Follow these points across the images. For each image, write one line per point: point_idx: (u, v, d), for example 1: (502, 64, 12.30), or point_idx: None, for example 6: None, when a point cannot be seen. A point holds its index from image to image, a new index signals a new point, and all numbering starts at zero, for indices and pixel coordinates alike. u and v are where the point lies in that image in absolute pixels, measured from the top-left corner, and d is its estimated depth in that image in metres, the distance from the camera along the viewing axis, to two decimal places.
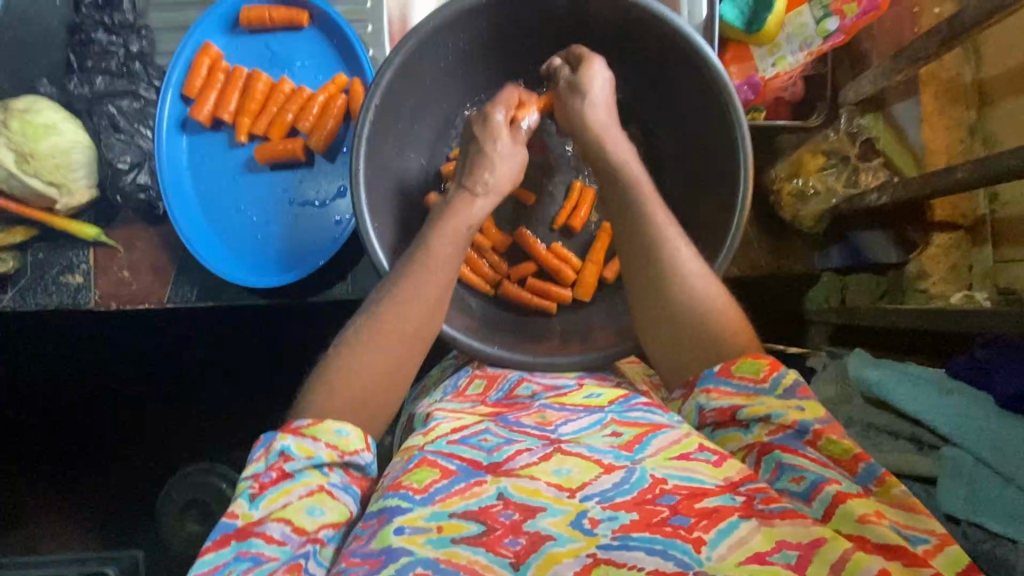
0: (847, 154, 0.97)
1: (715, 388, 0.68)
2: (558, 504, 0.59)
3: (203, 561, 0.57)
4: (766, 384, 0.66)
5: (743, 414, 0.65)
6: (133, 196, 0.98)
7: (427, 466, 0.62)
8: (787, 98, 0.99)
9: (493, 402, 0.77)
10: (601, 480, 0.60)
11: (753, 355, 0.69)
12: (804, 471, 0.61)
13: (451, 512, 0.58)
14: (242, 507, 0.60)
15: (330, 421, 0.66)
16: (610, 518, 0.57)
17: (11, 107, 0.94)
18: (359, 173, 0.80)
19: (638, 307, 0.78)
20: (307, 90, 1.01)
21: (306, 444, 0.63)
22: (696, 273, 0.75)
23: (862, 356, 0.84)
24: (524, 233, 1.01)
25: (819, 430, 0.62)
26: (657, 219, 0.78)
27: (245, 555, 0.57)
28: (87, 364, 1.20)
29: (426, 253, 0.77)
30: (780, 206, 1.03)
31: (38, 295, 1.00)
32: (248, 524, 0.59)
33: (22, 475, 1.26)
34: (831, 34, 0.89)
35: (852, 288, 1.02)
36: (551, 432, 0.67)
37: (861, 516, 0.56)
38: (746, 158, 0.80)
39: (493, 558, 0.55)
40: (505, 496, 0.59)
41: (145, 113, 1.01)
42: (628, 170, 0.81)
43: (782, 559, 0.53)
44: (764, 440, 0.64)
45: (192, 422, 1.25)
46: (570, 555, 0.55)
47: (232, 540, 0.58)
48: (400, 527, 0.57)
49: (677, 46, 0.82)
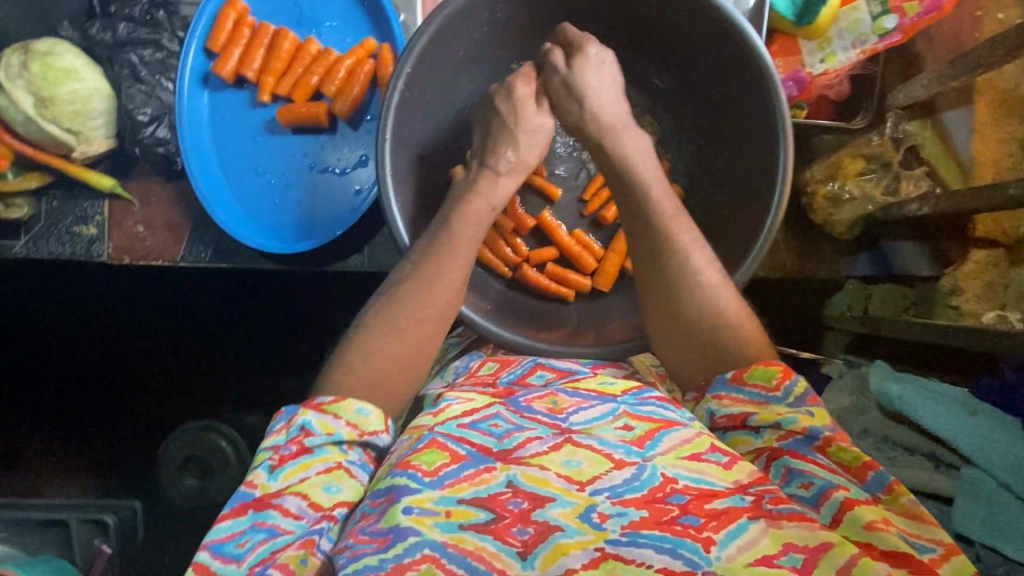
0: (889, 161, 0.92)
1: (727, 394, 0.67)
2: (567, 496, 0.58)
3: (220, 527, 0.58)
4: (778, 393, 0.65)
5: (753, 420, 0.65)
6: (152, 150, 0.95)
7: (437, 448, 0.62)
8: (831, 96, 0.93)
9: (503, 385, 0.76)
10: (611, 475, 0.59)
11: (764, 362, 0.67)
12: (813, 477, 0.60)
13: (460, 498, 0.58)
14: (262, 477, 0.60)
15: (352, 400, 0.65)
16: (618, 514, 0.56)
17: (32, 48, 0.90)
18: (384, 144, 0.77)
19: (645, 292, 0.75)
20: (334, 53, 0.98)
21: (327, 420, 0.63)
22: (721, 277, 0.72)
23: (881, 369, 0.81)
24: (548, 216, 0.98)
25: (828, 437, 0.61)
26: (672, 225, 0.73)
27: (261, 526, 0.58)
28: (102, 312, 1.19)
29: (451, 238, 0.76)
30: (811, 209, 0.96)
31: (51, 244, 0.99)
32: (266, 495, 0.59)
33: (34, 419, 1.27)
34: (888, 33, 0.85)
35: (877, 298, 0.97)
36: (562, 422, 0.67)
37: (869, 523, 0.55)
38: (786, 154, 0.77)
39: (500, 547, 0.54)
40: (514, 484, 0.59)
41: (168, 64, 0.97)
42: (637, 167, 0.75)
43: (788, 563, 0.53)
44: (775, 445, 0.64)
45: (202, 381, 1.25)
46: (578, 546, 0.54)
47: (249, 509, 0.59)
48: (408, 506, 0.56)
49: (725, 33, 0.78)
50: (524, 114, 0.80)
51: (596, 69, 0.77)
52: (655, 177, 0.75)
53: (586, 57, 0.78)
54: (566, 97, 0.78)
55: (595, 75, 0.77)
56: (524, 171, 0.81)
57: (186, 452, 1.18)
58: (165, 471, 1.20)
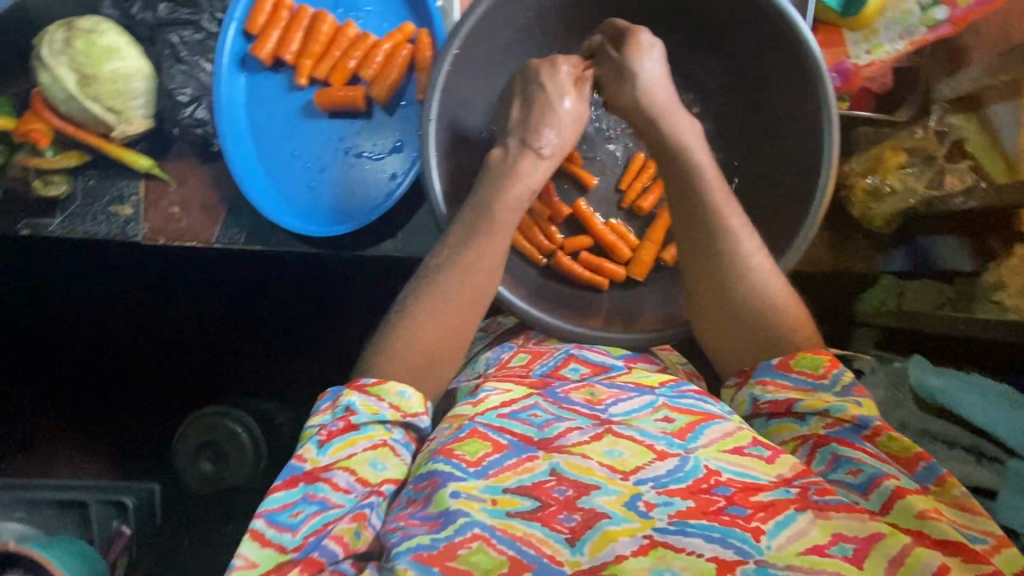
0: (934, 153, 0.90)
1: (772, 379, 0.67)
2: (612, 484, 0.57)
3: (273, 498, 0.58)
4: (824, 380, 0.65)
5: (799, 407, 0.65)
6: (191, 130, 0.96)
7: (479, 438, 0.62)
8: (874, 88, 0.92)
9: (537, 376, 0.75)
10: (655, 466, 0.59)
11: (812, 350, 0.68)
12: (862, 464, 0.59)
13: (505, 487, 0.57)
14: (311, 452, 0.61)
15: (393, 383, 0.66)
16: (664, 504, 0.56)
17: (76, 26, 0.90)
18: (428, 125, 0.79)
19: (688, 273, 0.75)
20: (372, 38, 0.98)
21: (370, 402, 0.64)
22: (766, 265, 0.72)
23: (921, 360, 0.82)
24: (583, 206, 0.98)
25: (877, 427, 0.61)
26: (720, 207, 0.73)
27: (313, 498, 0.58)
28: (134, 292, 1.20)
29: (495, 225, 0.75)
30: (849, 202, 0.98)
31: (87, 223, 0.99)
32: (316, 469, 0.60)
33: (61, 398, 1.27)
34: (938, 23, 0.85)
35: (912, 294, 0.96)
36: (602, 413, 0.67)
37: (920, 511, 0.54)
38: (831, 144, 0.76)
39: (548, 533, 0.54)
40: (558, 472, 0.59)
41: (206, 45, 0.97)
42: (689, 153, 0.75)
43: (840, 552, 0.52)
44: (821, 432, 0.63)
45: (232, 363, 1.26)
46: (627, 533, 0.53)
47: (300, 482, 0.59)
48: (455, 491, 0.56)
49: (773, 23, 0.78)
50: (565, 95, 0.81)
51: (652, 57, 0.78)
52: (707, 158, 0.76)
53: (645, 44, 0.79)
54: (618, 80, 0.79)
55: (650, 62, 0.78)
56: (562, 154, 0.81)
57: (202, 437, 1.18)
58: (182, 459, 1.20)
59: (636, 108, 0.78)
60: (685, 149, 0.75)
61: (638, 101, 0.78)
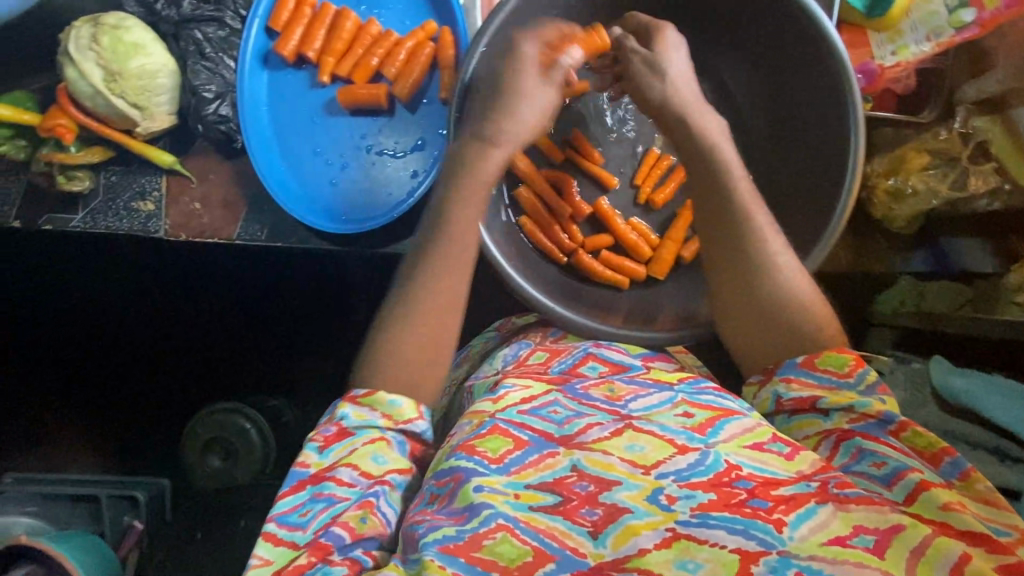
0: (957, 155, 0.90)
1: (796, 378, 0.67)
2: (633, 479, 0.57)
3: (282, 503, 0.59)
4: (850, 379, 0.64)
5: (823, 403, 0.64)
6: (214, 127, 0.96)
7: (500, 434, 0.62)
8: (897, 89, 0.92)
9: (556, 373, 0.75)
10: (676, 459, 0.58)
11: (837, 349, 0.67)
12: (886, 457, 0.59)
13: (527, 483, 0.57)
14: (314, 455, 0.62)
15: (385, 392, 0.65)
16: (686, 497, 0.55)
17: (101, 21, 0.91)
18: (456, 121, 0.79)
19: (712, 276, 0.77)
20: (395, 35, 0.99)
21: (362, 411, 0.64)
22: (794, 267, 0.72)
23: (941, 362, 0.84)
24: (605, 204, 0.99)
25: (902, 422, 0.61)
26: (751, 207, 0.74)
27: (320, 496, 0.59)
28: (154, 287, 1.21)
29: (458, 230, 0.73)
30: (871, 204, 0.96)
31: (108, 219, 0.99)
32: (319, 471, 0.61)
33: (78, 392, 1.28)
34: (965, 26, 0.84)
35: (931, 295, 0.96)
36: (621, 408, 0.66)
37: (945, 503, 0.53)
38: (858, 144, 0.76)
39: (570, 526, 0.53)
40: (579, 468, 0.58)
41: (229, 42, 0.98)
42: (720, 151, 0.77)
43: (861, 543, 0.50)
44: (844, 427, 0.63)
45: (251, 358, 1.27)
46: (648, 527, 0.53)
47: (306, 484, 0.60)
48: (479, 485, 0.56)
49: (799, 23, 0.78)
50: (527, 69, 0.77)
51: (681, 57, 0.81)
52: (732, 158, 0.77)
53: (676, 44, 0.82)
54: (648, 75, 0.81)
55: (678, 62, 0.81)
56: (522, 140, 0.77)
57: (212, 433, 1.20)
58: (189, 453, 1.22)
59: (664, 102, 0.80)
60: (715, 144, 0.77)
61: (666, 95, 0.80)
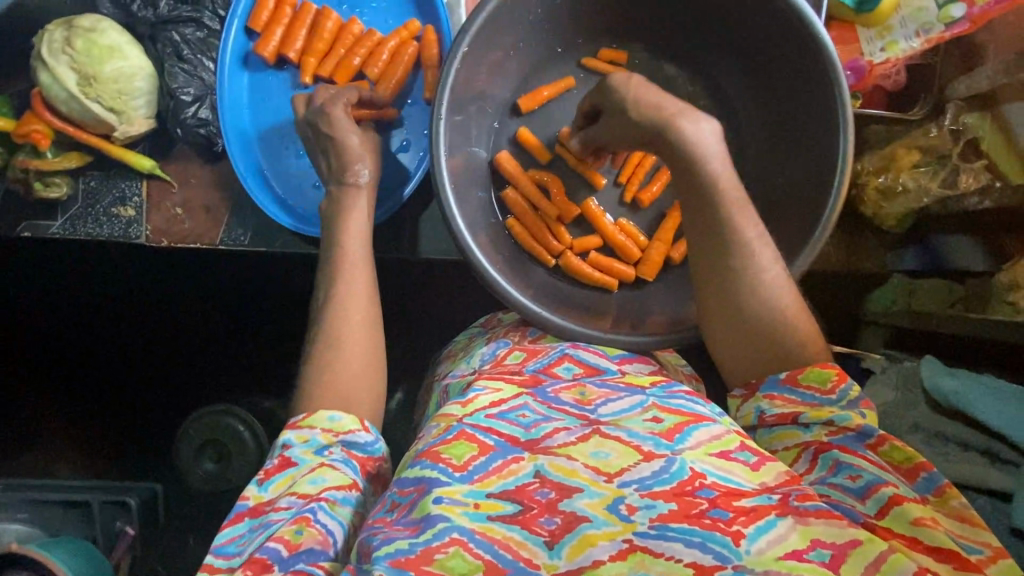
0: (947, 152, 0.88)
1: (779, 394, 0.67)
2: (595, 487, 0.56)
3: (221, 536, 0.59)
4: (832, 395, 0.65)
5: (804, 418, 0.64)
6: (193, 131, 0.94)
7: (465, 439, 0.61)
8: (888, 86, 0.91)
9: (529, 373, 0.75)
10: (640, 467, 0.58)
11: (820, 363, 0.67)
12: (861, 470, 0.59)
13: (489, 492, 0.56)
14: (253, 489, 0.61)
15: (323, 410, 0.66)
16: (647, 506, 0.54)
17: (76, 24, 0.89)
18: (439, 122, 0.77)
19: (701, 293, 0.74)
20: (378, 34, 0.97)
21: (302, 432, 0.64)
22: (780, 276, 0.70)
23: (933, 362, 0.82)
24: (593, 206, 0.97)
25: (881, 437, 0.61)
26: (738, 221, 0.70)
27: (257, 526, 0.58)
28: (139, 292, 1.19)
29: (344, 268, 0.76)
30: (861, 202, 0.96)
31: (89, 225, 0.98)
32: (259, 504, 0.60)
33: (61, 400, 1.26)
34: (955, 21, 0.83)
35: (921, 294, 0.96)
36: (590, 413, 0.67)
37: (916, 518, 0.54)
38: (847, 142, 0.75)
39: (527, 536, 0.52)
40: (542, 474, 0.57)
41: (209, 43, 0.96)
42: (709, 164, 0.70)
43: (817, 557, 0.50)
44: (823, 439, 0.63)
45: (238, 363, 1.25)
46: (606, 538, 0.52)
47: (245, 517, 0.60)
48: (438, 496, 0.54)
49: (788, 19, 0.77)
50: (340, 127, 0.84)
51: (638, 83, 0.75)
52: (722, 164, 0.71)
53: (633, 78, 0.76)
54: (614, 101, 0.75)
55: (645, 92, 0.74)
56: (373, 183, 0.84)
57: (205, 436, 1.17)
58: (182, 456, 1.19)
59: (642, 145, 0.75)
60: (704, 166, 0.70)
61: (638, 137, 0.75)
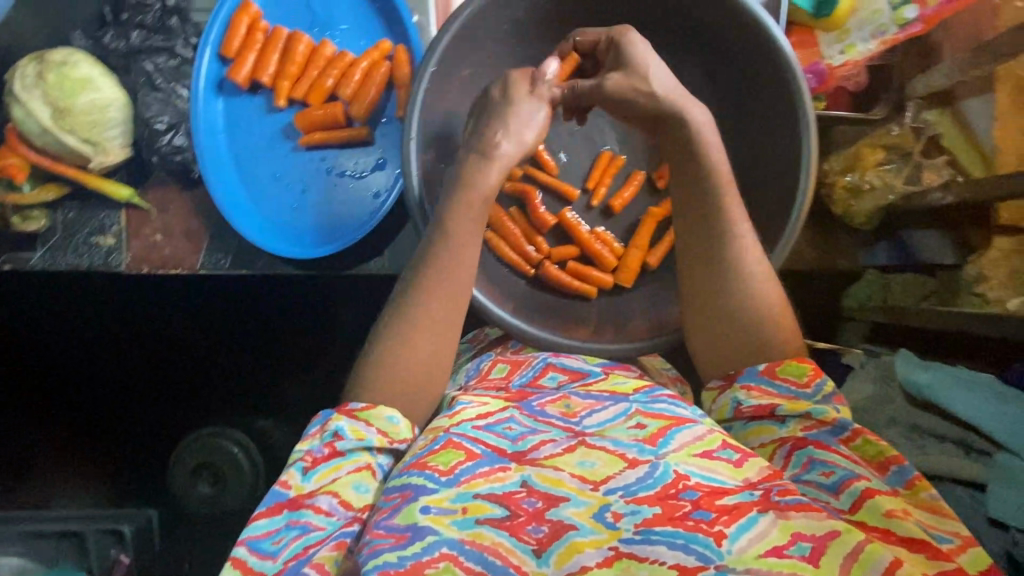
0: (909, 150, 0.93)
1: (757, 386, 0.67)
2: (581, 496, 0.57)
3: (255, 526, 0.59)
4: (808, 389, 0.65)
5: (781, 410, 0.65)
6: (169, 158, 0.95)
7: (453, 447, 0.61)
8: (849, 87, 0.93)
9: (516, 389, 0.74)
10: (625, 475, 0.58)
11: (797, 358, 0.68)
12: (835, 467, 0.60)
13: (476, 493, 0.57)
14: (297, 478, 0.62)
15: (382, 407, 0.65)
16: (632, 512, 0.55)
17: (48, 58, 0.90)
18: (410, 143, 0.78)
19: (688, 266, 0.74)
20: (349, 56, 0.98)
21: (358, 427, 0.64)
22: (762, 274, 0.70)
23: (907, 355, 0.83)
24: (570, 216, 0.98)
25: (856, 430, 0.62)
26: (727, 212, 0.72)
27: (296, 524, 0.59)
28: (121, 321, 1.19)
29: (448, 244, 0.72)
30: (831, 201, 0.99)
31: (69, 256, 0.98)
32: (300, 495, 0.61)
33: (48, 432, 1.25)
34: (909, 23, 0.85)
35: (896, 288, 0.96)
36: (576, 425, 0.66)
37: (887, 510, 0.55)
38: (810, 147, 0.76)
39: (516, 543, 0.53)
40: (528, 484, 0.58)
41: (181, 71, 0.97)
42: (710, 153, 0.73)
43: (798, 551, 0.51)
44: (799, 434, 0.64)
45: (226, 388, 1.25)
46: (592, 545, 0.53)
47: (284, 508, 0.60)
48: (426, 506, 0.55)
49: (747, 28, 0.79)
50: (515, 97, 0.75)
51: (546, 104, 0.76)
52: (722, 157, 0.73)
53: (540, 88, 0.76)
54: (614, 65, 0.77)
55: (539, 116, 0.76)
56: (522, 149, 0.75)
57: (198, 458, 1.19)
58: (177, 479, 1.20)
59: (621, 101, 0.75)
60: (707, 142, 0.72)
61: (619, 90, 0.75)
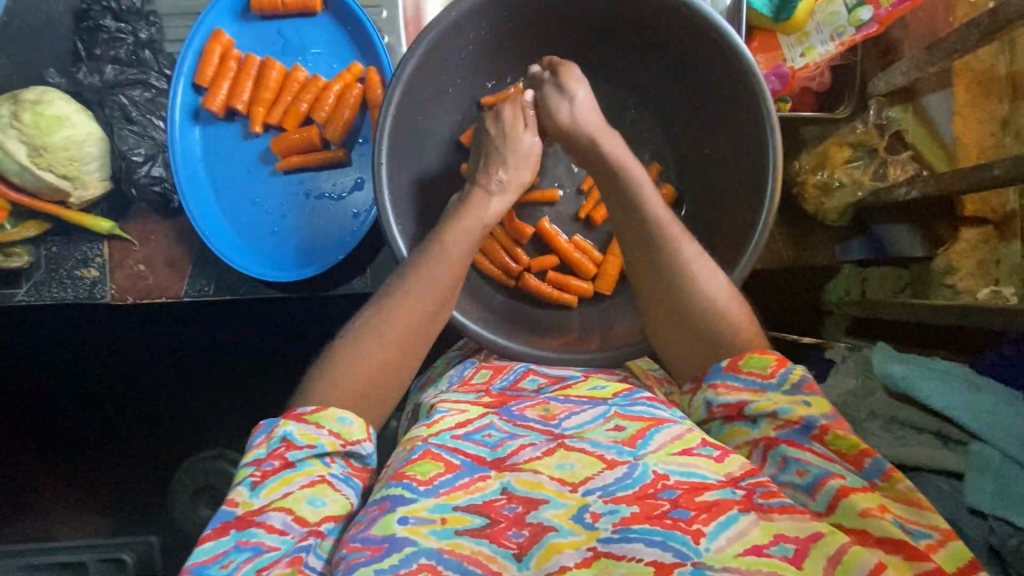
0: (875, 146, 0.96)
1: (722, 382, 0.65)
2: (561, 498, 0.57)
3: (203, 548, 0.55)
4: (773, 379, 0.63)
5: (749, 409, 0.62)
6: (148, 189, 0.97)
7: (431, 458, 0.61)
8: (813, 87, 0.96)
9: (497, 392, 0.76)
10: (603, 475, 0.58)
11: (760, 350, 0.65)
12: (809, 464, 0.58)
13: (456, 505, 0.57)
14: (243, 494, 0.57)
15: (334, 408, 0.62)
16: (611, 511, 0.56)
17: (22, 98, 0.91)
18: (381, 168, 0.79)
19: (642, 287, 0.75)
20: (322, 79, 0.99)
21: (309, 429, 0.61)
22: (721, 285, 0.72)
23: (884, 349, 0.83)
24: (548, 225, 0.99)
25: (825, 425, 0.59)
26: (675, 239, 0.73)
27: (246, 544, 0.54)
28: (98, 352, 1.17)
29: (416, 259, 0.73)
30: (803, 199, 1.02)
31: (54, 290, 1.00)
32: (249, 512, 0.56)
33: (37, 464, 1.24)
34: (864, 24, 0.87)
35: (875, 281, 1.01)
36: (556, 428, 0.66)
37: (863, 510, 0.54)
38: (775, 154, 0.78)
39: (496, 549, 0.54)
40: (508, 490, 0.58)
41: (157, 103, 0.99)
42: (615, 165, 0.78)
43: (779, 552, 0.51)
44: (771, 435, 0.61)
45: (207, 419, 1.21)
46: (572, 546, 0.54)
47: (231, 528, 0.56)
48: (403, 517, 0.55)
49: (707, 35, 0.80)
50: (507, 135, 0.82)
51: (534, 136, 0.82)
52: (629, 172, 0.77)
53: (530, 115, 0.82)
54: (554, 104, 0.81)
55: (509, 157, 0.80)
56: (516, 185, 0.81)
57: (200, 481, 1.18)
58: (178, 504, 1.20)
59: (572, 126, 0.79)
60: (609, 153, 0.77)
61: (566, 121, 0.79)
